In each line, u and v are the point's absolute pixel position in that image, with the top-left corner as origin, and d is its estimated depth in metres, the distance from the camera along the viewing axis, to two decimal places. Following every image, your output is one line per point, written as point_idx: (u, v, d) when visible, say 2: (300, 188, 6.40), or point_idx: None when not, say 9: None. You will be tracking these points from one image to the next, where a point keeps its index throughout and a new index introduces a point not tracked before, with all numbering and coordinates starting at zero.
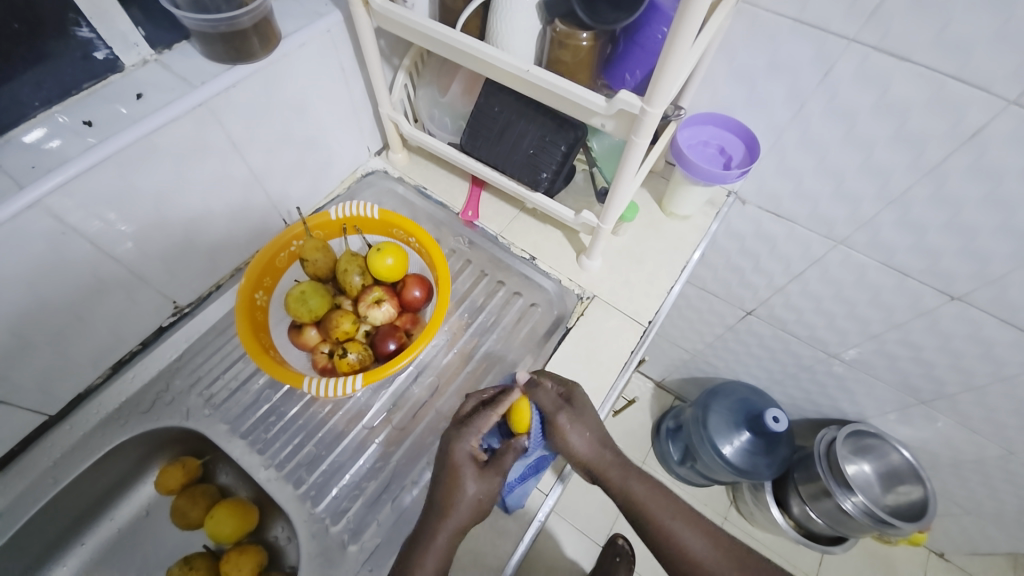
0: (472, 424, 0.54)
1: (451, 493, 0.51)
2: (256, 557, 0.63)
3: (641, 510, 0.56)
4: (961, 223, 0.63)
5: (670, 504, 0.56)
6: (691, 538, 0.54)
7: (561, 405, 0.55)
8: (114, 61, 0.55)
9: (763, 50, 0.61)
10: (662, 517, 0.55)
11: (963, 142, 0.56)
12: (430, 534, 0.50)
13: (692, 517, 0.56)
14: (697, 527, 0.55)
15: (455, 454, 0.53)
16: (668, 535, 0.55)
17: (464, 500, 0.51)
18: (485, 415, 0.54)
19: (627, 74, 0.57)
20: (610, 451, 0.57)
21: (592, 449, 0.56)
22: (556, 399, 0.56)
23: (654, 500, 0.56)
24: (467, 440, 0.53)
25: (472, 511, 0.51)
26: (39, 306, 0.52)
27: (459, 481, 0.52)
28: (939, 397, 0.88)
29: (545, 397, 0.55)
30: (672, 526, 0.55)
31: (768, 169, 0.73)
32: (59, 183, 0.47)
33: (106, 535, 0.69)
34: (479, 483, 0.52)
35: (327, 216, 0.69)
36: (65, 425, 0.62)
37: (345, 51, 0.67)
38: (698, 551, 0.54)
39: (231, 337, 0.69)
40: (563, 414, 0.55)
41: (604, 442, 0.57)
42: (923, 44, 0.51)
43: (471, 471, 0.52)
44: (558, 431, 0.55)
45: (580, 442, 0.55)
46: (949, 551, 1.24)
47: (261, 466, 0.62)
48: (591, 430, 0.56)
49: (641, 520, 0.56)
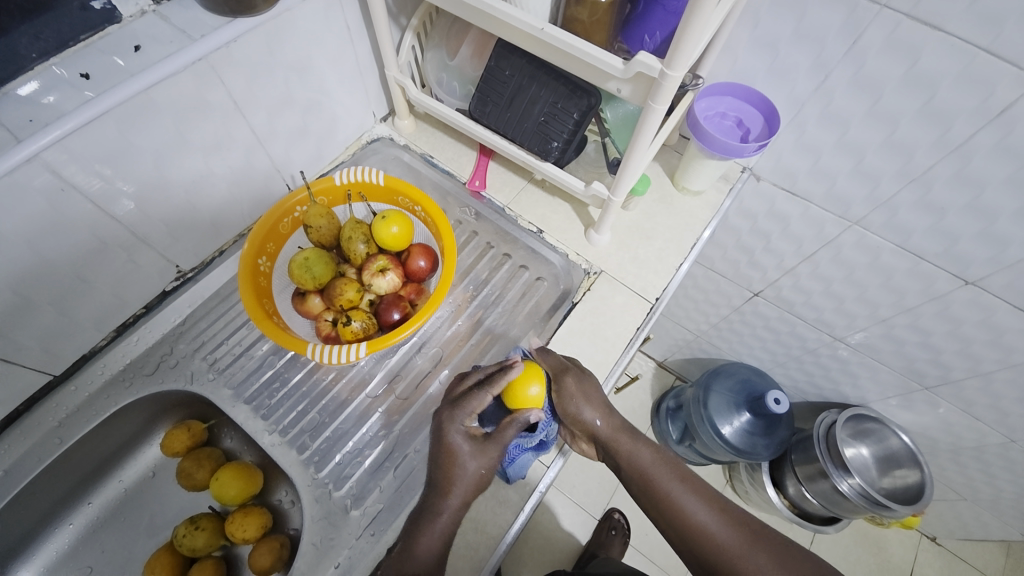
0: (465, 405, 0.54)
1: (452, 471, 0.51)
2: (260, 519, 0.64)
3: (646, 479, 0.56)
4: (982, 205, 0.61)
5: (675, 476, 0.56)
6: (696, 506, 0.54)
7: (568, 367, 0.59)
8: (112, 11, 0.53)
9: (788, 16, 0.58)
10: (667, 487, 0.55)
11: (992, 119, 0.53)
12: (433, 513, 0.50)
13: (697, 488, 0.56)
14: (702, 496, 0.55)
15: (449, 435, 0.53)
16: (673, 505, 0.54)
17: (464, 475, 0.51)
18: (482, 395, 0.54)
19: (647, 36, 0.55)
20: (617, 419, 0.58)
21: (597, 413, 0.57)
22: (562, 363, 0.59)
23: (656, 468, 0.56)
24: (461, 420, 0.54)
25: (473, 488, 0.51)
26: (39, 263, 0.51)
27: (457, 457, 0.52)
28: (943, 383, 0.87)
29: (553, 359, 0.59)
30: (678, 496, 0.54)
31: (785, 145, 0.71)
32: (56, 138, 0.46)
33: (113, 494, 0.70)
34: (477, 459, 0.52)
35: (331, 181, 0.67)
36: (70, 385, 0.63)
37: (351, 8, 0.64)
38: (703, 520, 0.53)
39: (234, 303, 0.69)
40: (569, 376, 0.58)
41: (610, 410, 0.58)
42: (960, 12, 0.48)
43: (469, 448, 0.52)
44: (564, 394, 0.57)
45: (585, 407, 0.57)
46: (941, 535, 1.25)
47: (265, 431, 0.63)
48: (597, 397, 0.57)
49: (645, 488, 0.56)
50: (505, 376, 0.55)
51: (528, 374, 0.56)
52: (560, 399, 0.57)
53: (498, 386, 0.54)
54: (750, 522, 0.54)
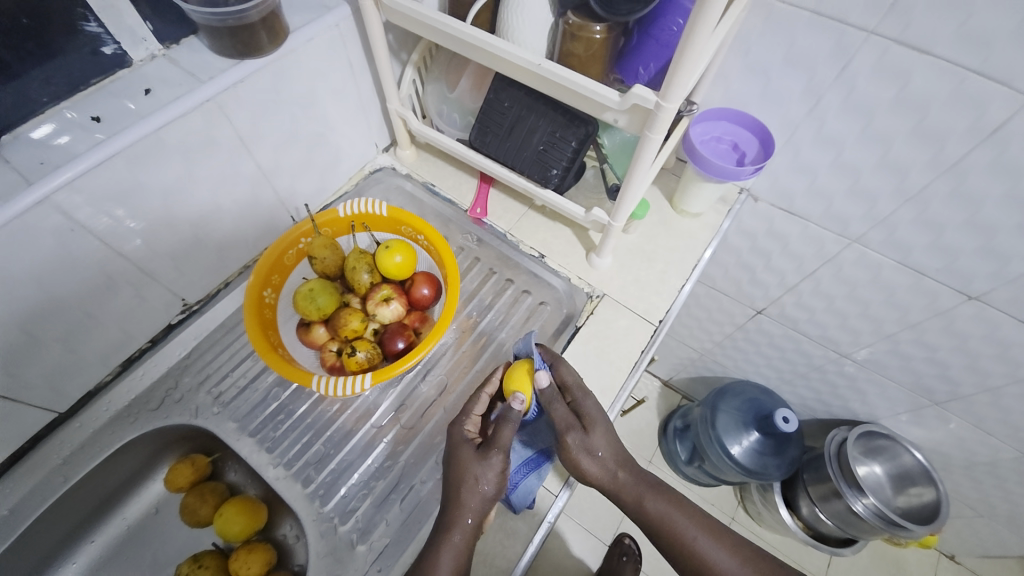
0: (467, 410, 0.56)
1: (457, 479, 0.51)
2: (265, 556, 0.63)
3: (663, 529, 0.56)
4: (980, 220, 0.61)
5: (692, 522, 0.56)
6: (715, 552, 0.55)
7: (573, 424, 0.54)
8: (123, 56, 0.54)
9: (778, 42, 0.60)
10: (686, 533, 0.56)
11: (984, 138, 0.54)
12: (445, 530, 0.49)
13: (715, 531, 0.57)
14: (720, 539, 0.56)
15: (453, 440, 0.54)
16: (692, 552, 0.55)
17: (468, 484, 0.50)
18: (480, 397, 0.57)
19: (641, 68, 0.56)
20: (627, 472, 0.57)
21: (605, 469, 0.55)
22: (569, 419, 0.54)
23: (675, 516, 0.56)
24: (465, 425, 0.55)
25: (478, 496, 0.50)
26: (48, 301, 0.52)
27: (461, 464, 0.51)
28: (954, 398, 0.86)
29: (558, 413, 0.54)
30: (698, 543, 0.55)
31: (781, 166, 0.72)
32: (68, 179, 0.47)
33: (115, 532, 0.69)
34: (477, 465, 0.51)
35: (335, 213, 0.68)
36: (75, 422, 0.62)
37: (353, 46, 0.66)
38: (724, 566, 0.54)
39: (239, 334, 0.69)
40: (572, 436, 0.54)
41: (619, 464, 0.56)
42: (945, 37, 0.50)
43: (470, 454, 0.52)
44: (566, 455, 0.54)
45: (592, 466, 0.54)
46: (959, 553, 1.22)
47: (270, 464, 0.62)
48: (604, 453, 0.55)
49: (665, 538, 0.56)
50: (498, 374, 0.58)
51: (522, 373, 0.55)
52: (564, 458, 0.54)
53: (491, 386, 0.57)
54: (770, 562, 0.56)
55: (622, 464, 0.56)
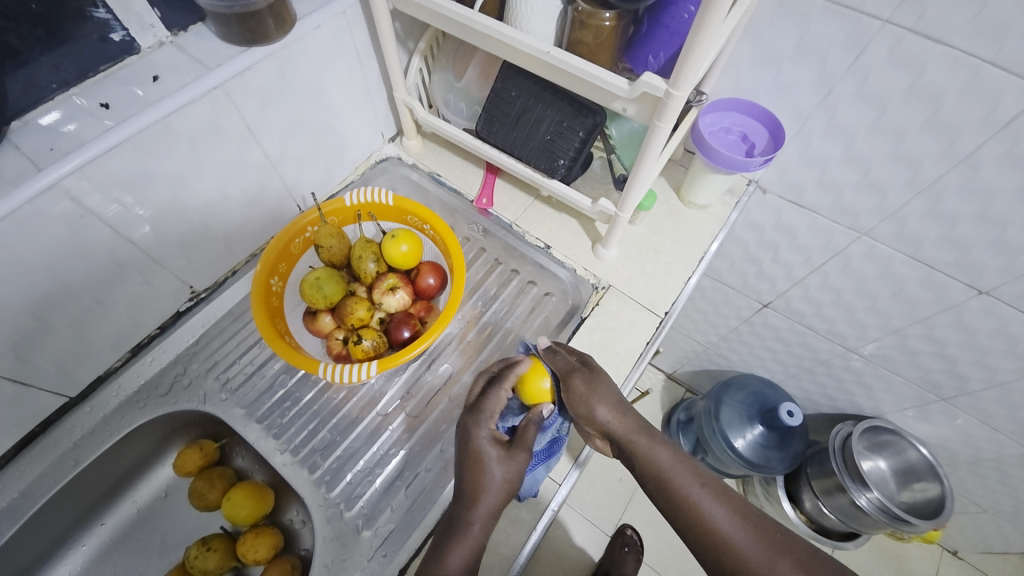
0: (484, 407, 0.55)
1: (479, 479, 0.51)
2: (272, 539, 0.64)
3: (664, 482, 0.55)
4: (993, 214, 0.60)
5: (694, 477, 0.55)
6: (717, 511, 0.53)
7: (577, 367, 0.57)
8: (131, 43, 0.54)
9: (791, 31, 0.59)
10: (688, 489, 0.54)
11: (998, 130, 0.53)
12: (464, 523, 0.50)
13: (718, 491, 0.55)
14: (723, 500, 0.54)
15: (473, 439, 0.53)
16: (694, 509, 0.54)
17: (492, 483, 0.51)
18: (494, 393, 0.56)
19: (650, 57, 0.55)
20: (631, 419, 0.57)
21: (609, 412, 0.56)
22: (571, 362, 0.57)
23: (678, 470, 0.56)
24: (484, 423, 0.54)
25: (501, 495, 0.51)
26: (59, 287, 0.53)
27: (483, 463, 0.52)
28: (961, 394, 0.86)
29: (560, 357, 0.57)
30: (698, 498, 0.54)
31: (791, 157, 0.71)
32: (77, 166, 0.47)
33: (126, 515, 0.70)
34: (503, 464, 0.52)
35: (342, 202, 0.68)
36: (86, 407, 0.63)
37: (360, 33, 0.66)
38: (724, 524, 0.53)
39: (246, 322, 0.70)
40: (576, 377, 0.56)
41: (623, 409, 0.57)
42: (962, 26, 0.49)
43: (495, 454, 0.52)
44: (572, 396, 0.56)
45: (597, 407, 0.56)
46: (962, 549, 1.22)
47: (277, 450, 0.63)
48: (608, 396, 0.56)
49: (665, 492, 0.55)
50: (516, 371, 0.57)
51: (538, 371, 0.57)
52: (570, 401, 0.56)
53: (510, 382, 0.57)
54: (776, 531, 0.53)
55: (625, 412, 0.57)
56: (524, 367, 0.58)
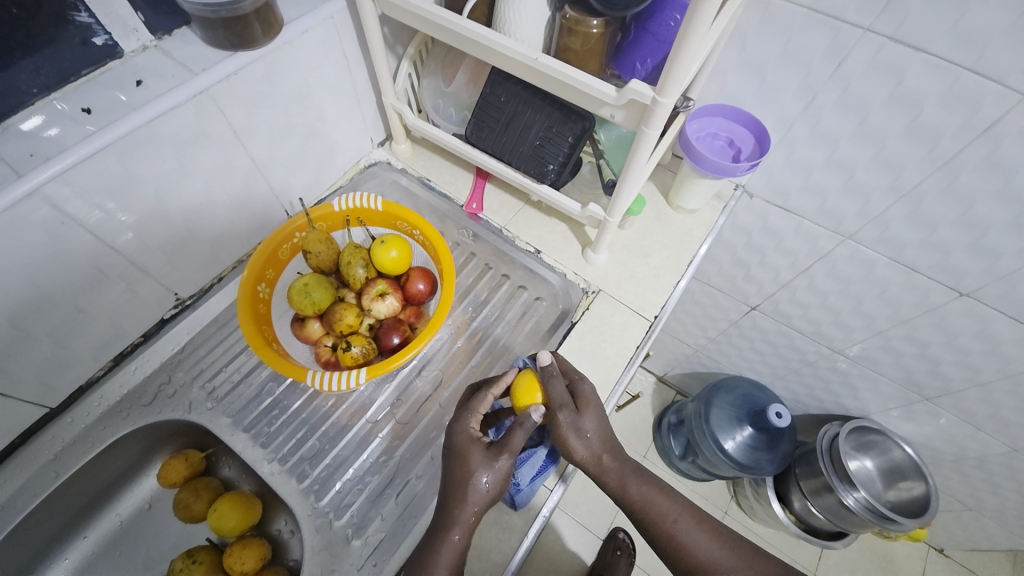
0: (472, 407, 0.55)
1: (461, 477, 0.51)
2: (259, 550, 0.63)
3: (646, 514, 0.55)
4: (972, 217, 0.62)
5: (674, 507, 0.55)
6: (697, 537, 0.54)
7: (567, 401, 0.55)
8: (114, 47, 0.53)
9: (775, 39, 0.60)
10: (666, 518, 0.55)
11: (978, 136, 0.55)
12: (444, 529, 0.49)
13: (698, 518, 0.56)
14: (702, 526, 0.55)
15: (458, 437, 0.53)
16: (672, 537, 0.54)
17: (473, 486, 0.50)
18: (484, 395, 0.56)
19: (638, 63, 0.56)
20: (610, 458, 0.55)
21: (592, 453, 0.55)
22: (565, 396, 0.55)
23: (656, 502, 0.55)
24: (471, 422, 0.54)
25: (482, 498, 0.50)
26: (38, 295, 0.51)
27: (466, 461, 0.51)
28: (944, 394, 0.87)
29: (557, 391, 0.55)
30: (677, 529, 0.54)
31: (776, 162, 0.72)
32: (59, 172, 0.46)
33: (108, 528, 0.69)
34: (485, 466, 0.51)
35: (330, 207, 0.67)
36: (66, 417, 0.62)
37: (348, 38, 0.66)
38: (704, 550, 0.54)
39: (233, 329, 0.69)
40: (565, 412, 0.54)
41: (605, 448, 0.55)
42: (940, 35, 0.50)
43: (479, 454, 0.51)
44: (556, 431, 0.54)
45: (579, 446, 0.54)
46: (948, 546, 1.24)
47: (264, 459, 0.62)
48: (593, 436, 0.55)
49: (644, 521, 0.55)
50: (505, 379, 0.57)
51: (529, 383, 0.56)
52: (553, 434, 0.55)
53: (497, 388, 0.56)
54: (754, 552, 0.54)
55: (606, 448, 0.56)
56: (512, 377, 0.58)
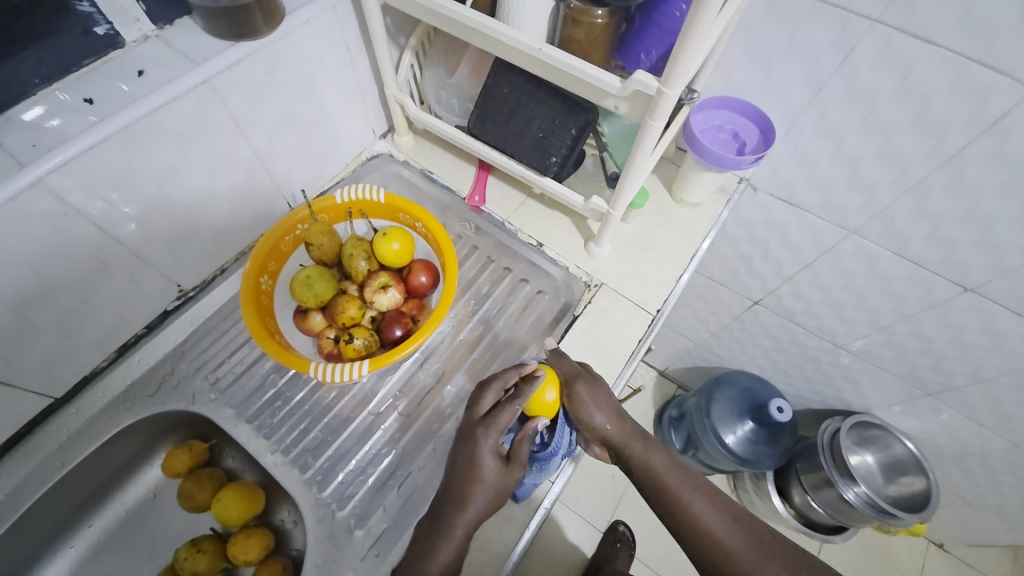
0: (497, 421, 0.54)
1: (476, 486, 0.51)
2: (263, 540, 0.64)
3: (659, 486, 0.56)
4: (979, 212, 0.61)
5: (688, 481, 0.56)
6: (710, 514, 0.53)
7: (581, 372, 0.58)
8: (115, 37, 0.53)
9: (781, 30, 0.59)
10: (679, 490, 0.55)
11: (985, 129, 0.54)
12: (448, 524, 0.50)
13: (712, 496, 0.55)
14: (715, 503, 0.55)
15: (478, 448, 0.52)
16: (684, 510, 0.54)
17: (487, 495, 0.51)
18: (511, 407, 0.54)
19: (643, 54, 0.56)
20: (628, 424, 0.58)
21: (609, 417, 0.56)
22: (577, 367, 0.58)
23: (670, 474, 0.56)
24: (494, 436, 0.53)
25: (493, 506, 0.51)
26: (42, 286, 0.52)
27: (483, 474, 0.51)
28: (947, 389, 0.87)
29: (568, 362, 0.58)
30: (690, 502, 0.54)
31: (781, 155, 0.71)
32: (60, 162, 0.46)
33: (113, 517, 0.69)
34: (502, 477, 0.52)
35: (332, 199, 0.67)
36: (71, 408, 0.62)
37: (351, 29, 0.65)
38: (715, 527, 0.53)
39: (236, 321, 0.69)
40: (581, 382, 0.57)
41: (621, 416, 0.57)
42: (949, 27, 0.49)
43: (496, 467, 0.52)
44: (573, 401, 0.56)
45: (598, 414, 0.56)
46: (948, 541, 1.24)
47: (267, 450, 0.62)
48: (610, 403, 0.57)
49: (657, 492, 0.56)
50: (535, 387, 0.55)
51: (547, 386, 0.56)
52: (571, 406, 0.56)
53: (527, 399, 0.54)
54: (768, 535, 0.53)
55: (622, 416, 0.57)
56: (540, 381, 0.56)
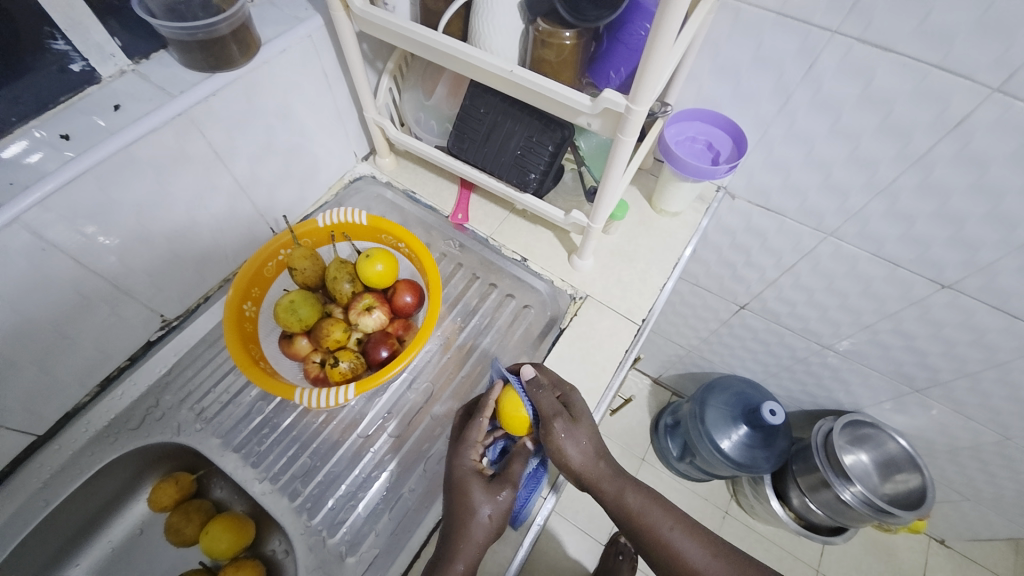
0: (470, 438, 0.55)
1: (462, 511, 0.50)
2: (253, 572, 0.63)
3: (640, 524, 0.56)
4: (949, 211, 0.63)
5: (669, 516, 0.56)
6: (691, 548, 0.55)
7: (560, 411, 0.55)
8: (92, 73, 0.54)
9: (747, 43, 0.61)
10: (660, 527, 0.56)
11: (948, 131, 0.56)
12: (447, 560, 0.48)
13: (689, 526, 0.57)
14: (693, 534, 0.56)
15: (459, 471, 0.53)
16: (667, 547, 0.55)
17: (476, 518, 0.50)
18: (478, 423, 0.55)
19: (613, 72, 0.57)
20: (606, 464, 0.56)
21: (588, 459, 0.55)
22: (555, 404, 0.55)
23: (651, 511, 0.56)
24: (470, 455, 0.54)
25: (486, 530, 0.50)
26: (21, 323, 0.51)
27: (467, 495, 0.51)
28: (934, 385, 0.88)
29: (546, 400, 0.54)
30: (673, 538, 0.55)
31: (755, 163, 0.73)
32: (38, 199, 0.46)
33: (99, 555, 0.67)
34: (488, 498, 0.51)
35: (315, 223, 0.68)
36: (54, 444, 0.61)
37: (327, 56, 0.66)
38: (699, 562, 0.54)
39: (221, 348, 0.68)
40: (559, 420, 0.54)
41: (600, 454, 0.56)
42: (905, 34, 0.51)
43: (479, 484, 0.51)
44: (551, 442, 0.54)
45: (576, 452, 0.54)
46: (948, 537, 1.24)
47: (255, 479, 0.62)
48: (586, 442, 0.55)
49: (640, 531, 0.56)
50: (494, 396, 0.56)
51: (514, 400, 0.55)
52: (549, 445, 0.54)
53: (489, 411, 0.55)
54: (745, 559, 0.55)
55: (600, 455, 0.56)
56: (499, 392, 0.56)
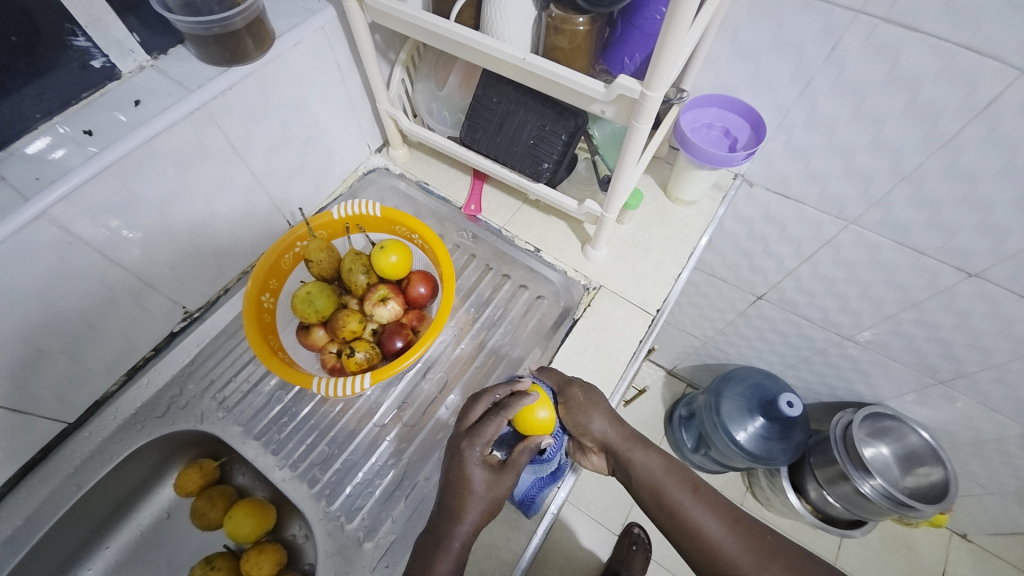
0: (481, 433, 0.53)
1: (464, 497, 0.51)
2: (275, 556, 0.64)
3: (656, 491, 0.56)
4: (977, 197, 0.61)
5: (687, 487, 0.56)
6: (708, 521, 0.54)
7: (571, 380, 0.59)
8: (112, 69, 0.55)
9: (766, 26, 0.59)
10: (678, 496, 0.55)
11: (977, 114, 0.54)
12: (445, 539, 0.50)
13: (710, 500, 0.56)
14: (713, 509, 0.55)
15: (464, 462, 0.52)
16: (684, 516, 0.54)
17: (478, 504, 0.51)
18: (496, 420, 0.53)
19: (627, 58, 0.56)
20: (625, 430, 0.58)
21: (607, 423, 0.57)
22: (566, 376, 0.59)
23: (669, 480, 0.57)
24: (478, 446, 0.53)
25: (485, 515, 0.51)
26: (50, 314, 0.53)
27: (471, 485, 0.51)
28: (959, 376, 0.86)
29: (555, 371, 0.59)
30: (690, 507, 0.55)
31: (774, 150, 0.71)
32: (63, 194, 0.48)
33: (129, 538, 0.70)
34: (490, 487, 0.52)
35: (330, 215, 0.69)
36: (84, 432, 0.64)
37: (340, 48, 0.67)
38: (717, 535, 0.53)
39: (241, 339, 0.70)
40: (575, 387, 0.58)
41: (619, 420, 0.58)
42: (933, 12, 0.49)
43: (483, 475, 0.52)
44: (570, 407, 0.57)
45: (595, 417, 0.57)
46: (971, 531, 1.22)
47: (275, 466, 0.63)
48: (604, 407, 0.58)
49: (656, 498, 0.56)
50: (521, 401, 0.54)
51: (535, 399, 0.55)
52: (569, 411, 0.57)
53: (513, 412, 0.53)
54: (768, 536, 0.53)
55: (619, 421, 0.58)
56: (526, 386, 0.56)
